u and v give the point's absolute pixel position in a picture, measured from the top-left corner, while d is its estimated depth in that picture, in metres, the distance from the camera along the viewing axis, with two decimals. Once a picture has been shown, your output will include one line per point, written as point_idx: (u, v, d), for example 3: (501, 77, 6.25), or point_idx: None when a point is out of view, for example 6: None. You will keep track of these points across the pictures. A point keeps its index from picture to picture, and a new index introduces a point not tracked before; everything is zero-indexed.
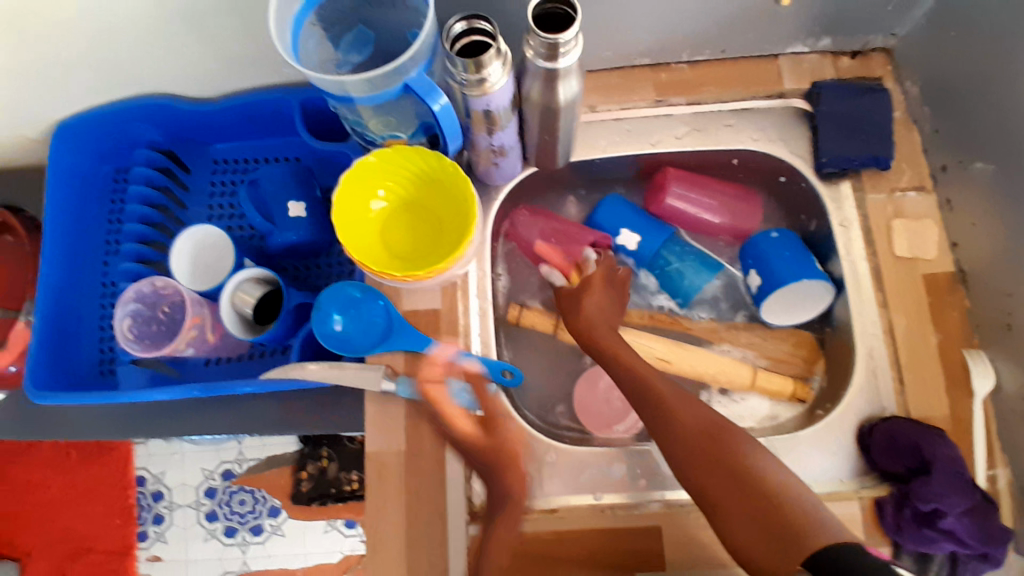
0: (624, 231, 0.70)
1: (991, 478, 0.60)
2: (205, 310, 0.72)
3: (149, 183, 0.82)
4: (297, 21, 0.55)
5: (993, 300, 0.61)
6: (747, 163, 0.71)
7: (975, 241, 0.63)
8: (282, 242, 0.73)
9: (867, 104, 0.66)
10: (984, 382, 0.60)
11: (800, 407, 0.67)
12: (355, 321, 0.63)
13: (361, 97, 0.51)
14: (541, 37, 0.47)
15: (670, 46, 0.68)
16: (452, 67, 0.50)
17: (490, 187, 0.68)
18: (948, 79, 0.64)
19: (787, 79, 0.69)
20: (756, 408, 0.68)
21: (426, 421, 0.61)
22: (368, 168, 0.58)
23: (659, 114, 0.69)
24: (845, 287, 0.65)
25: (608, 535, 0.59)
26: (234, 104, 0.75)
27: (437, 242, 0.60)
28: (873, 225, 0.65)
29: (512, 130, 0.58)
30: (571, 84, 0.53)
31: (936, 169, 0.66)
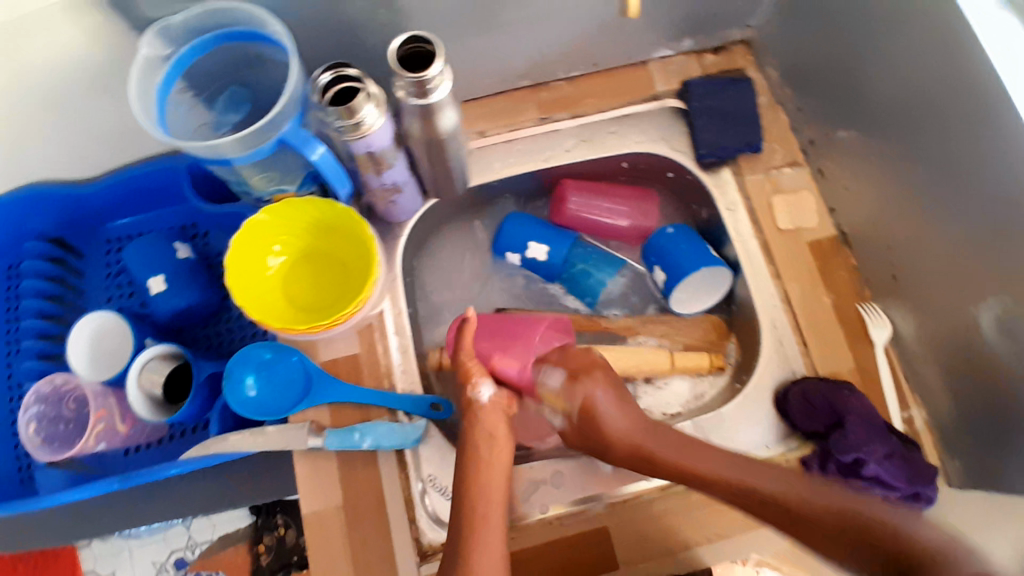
0: (531, 244, 0.72)
1: (909, 420, 0.65)
2: (110, 400, 0.70)
3: (40, 276, 0.76)
4: (161, 94, 0.54)
5: (875, 255, 0.66)
6: (636, 164, 0.74)
7: (849, 205, 0.68)
8: (167, 310, 0.71)
9: (733, 95, 0.71)
10: (881, 331, 0.65)
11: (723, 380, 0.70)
12: (269, 383, 0.61)
13: (238, 157, 0.51)
14: (408, 76, 0.48)
15: (546, 65, 0.71)
16: (325, 116, 0.50)
17: (393, 224, 0.69)
18: (800, 62, 0.70)
19: (658, 81, 0.73)
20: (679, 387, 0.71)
21: (361, 468, 0.60)
22: (259, 226, 0.57)
23: (546, 131, 0.72)
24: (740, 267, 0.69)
25: (564, 546, 0.60)
26: (120, 179, 0.73)
27: (342, 288, 0.59)
28: (756, 205, 0.70)
29: (401, 167, 0.59)
30: (449, 114, 0.54)
31: (805, 144, 0.72)
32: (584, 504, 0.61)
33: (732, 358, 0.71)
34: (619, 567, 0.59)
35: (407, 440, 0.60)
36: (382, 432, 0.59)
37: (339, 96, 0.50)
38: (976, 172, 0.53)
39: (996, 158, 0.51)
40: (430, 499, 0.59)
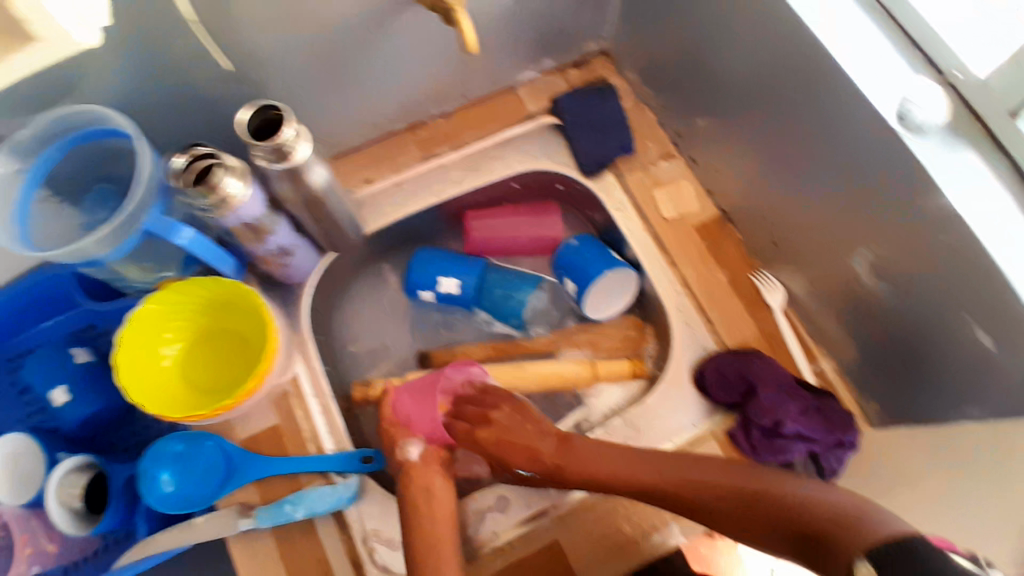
0: (442, 280, 0.73)
1: (821, 373, 0.69)
2: (32, 523, 0.63)
3: None
4: (20, 208, 0.52)
5: (756, 227, 0.70)
6: (526, 183, 0.76)
7: (724, 185, 0.72)
8: (75, 419, 0.68)
9: (599, 103, 0.74)
10: (776, 296, 0.70)
11: (642, 381, 0.72)
12: (189, 476, 0.58)
13: (107, 255, 0.49)
14: (262, 146, 0.49)
15: (417, 106, 0.73)
16: (189, 198, 0.50)
17: (293, 286, 0.68)
18: (651, 64, 0.74)
19: (528, 103, 0.76)
20: (610, 395, 0.72)
21: (300, 539, 0.58)
22: (149, 316, 0.55)
23: (431, 167, 0.74)
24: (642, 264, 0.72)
25: (519, 568, 0.60)
26: None
27: (247, 361, 0.59)
28: (641, 201, 0.73)
29: (286, 230, 0.60)
30: (318, 171, 0.56)
31: (675, 136, 0.76)
32: (531, 523, 0.61)
33: (649, 349, 0.74)
34: None
35: (341, 499, 0.59)
36: (316, 496, 0.58)
37: (198, 176, 0.50)
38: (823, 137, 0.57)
39: (831, 121, 0.55)
40: (377, 553, 0.59)
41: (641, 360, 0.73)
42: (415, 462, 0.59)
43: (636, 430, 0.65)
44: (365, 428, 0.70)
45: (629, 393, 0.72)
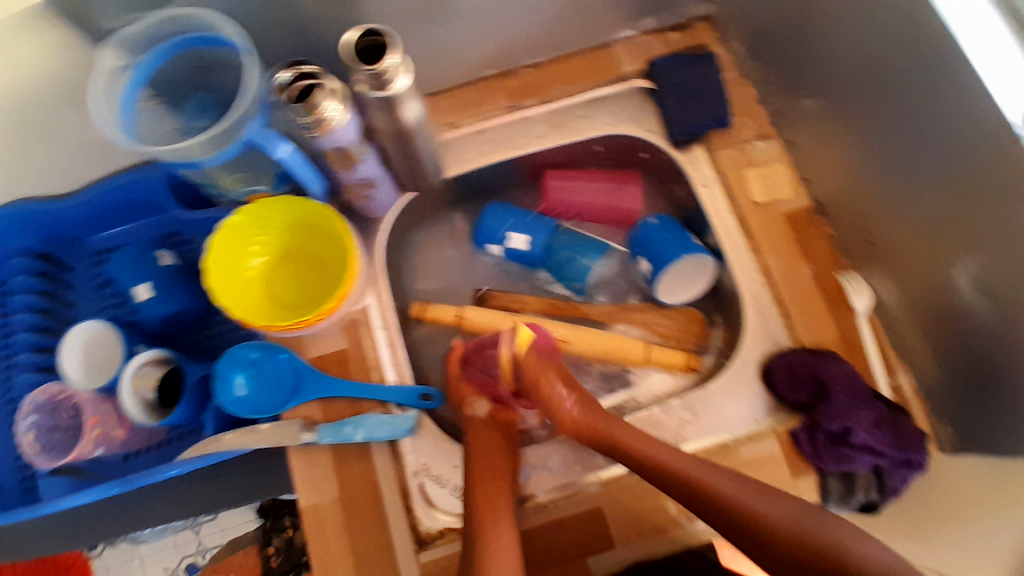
0: (511, 235, 0.72)
1: (898, 388, 0.65)
2: (104, 407, 0.72)
3: (31, 291, 0.78)
4: (127, 103, 0.54)
5: (851, 222, 0.67)
6: (610, 147, 0.74)
7: (823, 174, 0.68)
8: (157, 316, 0.72)
9: (701, 70, 0.70)
10: (862, 298, 0.65)
11: (695, 375, 0.70)
12: (259, 383, 0.63)
13: (207, 161, 0.51)
14: (365, 69, 0.48)
15: (510, 53, 0.71)
16: (290, 114, 0.51)
17: (371, 221, 0.69)
18: (763, 35, 0.70)
19: (625, 62, 0.73)
20: (657, 382, 0.71)
21: (355, 461, 0.61)
22: (237, 228, 0.58)
23: (517, 119, 0.72)
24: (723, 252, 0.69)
25: (558, 528, 0.60)
26: (94, 194, 0.73)
27: (325, 282, 0.61)
28: (731, 180, 0.69)
29: (374, 161, 0.60)
30: (412, 105, 0.55)
31: (776, 114, 0.72)
32: (580, 486, 0.62)
33: (715, 340, 0.72)
34: (614, 547, 0.59)
35: (399, 430, 0.61)
36: (375, 423, 0.61)
37: (300, 94, 0.51)
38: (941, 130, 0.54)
39: (957, 115, 0.52)
40: (426, 488, 0.61)
41: (699, 356, 0.71)
42: (481, 418, 0.63)
43: (694, 414, 0.64)
44: (421, 369, 0.71)
45: (676, 383, 0.70)
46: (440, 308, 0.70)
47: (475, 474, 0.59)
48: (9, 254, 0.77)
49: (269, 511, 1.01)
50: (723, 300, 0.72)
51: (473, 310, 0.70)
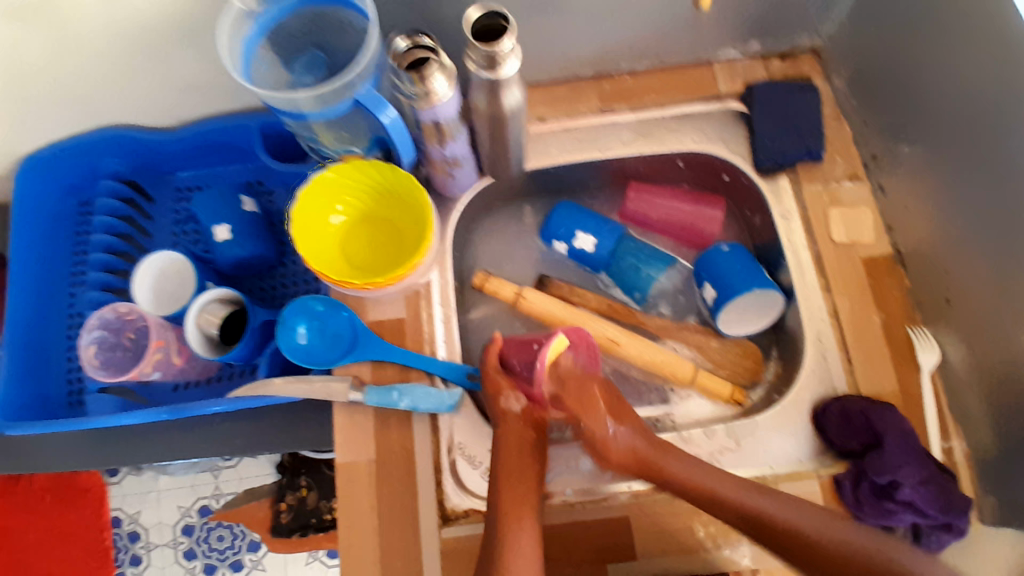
0: (579, 235, 0.73)
1: (948, 451, 0.61)
2: (169, 334, 0.72)
3: (112, 214, 0.83)
4: (250, 47, 0.57)
5: (932, 276, 0.64)
6: (692, 164, 0.74)
7: (910, 223, 0.66)
8: (231, 258, 0.75)
9: (798, 100, 0.70)
10: (930, 356, 0.63)
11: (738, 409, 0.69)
12: (319, 334, 0.65)
13: (313, 113, 0.54)
14: (480, 49, 0.50)
15: (611, 56, 0.72)
16: (399, 81, 0.53)
17: (448, 199, 0.71)
18: (874, 74, 0.69)
19: (722, 83, 0.73)
20: (697, 407, 0.70)
21: (395, 427, 0.62)
22: (326, 184, 0.60)
23: (606, 122, 0.73)
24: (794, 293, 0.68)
25: (579, 529, 0.60)
26: (193, 132, 0.77)
27: (398, 251, 0.63)
28: (813, 213, 0.69)
29: (463, 141, 0.61)
30: (514, 92, 0.56)
31: (868, 159, 0.71)
32: (610, 492, 0.61)
33: (767, 374, 0.71)
34: (636, 558, 0.59)
35: (443, 405, 0.61)
36: (420, 394, 0.61)
37: (412, 65, 0.52)
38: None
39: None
40: (458, 467, 0.61)
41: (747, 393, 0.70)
42: (515, 414, 0.60)
43: (736, 442, 0.63)
44: (469, 351, 0.72)
45: (716, 411, 0.69)
46: (502, 283, 0.71)
47: (500, 474, 0.56)
48: (101, 174, 0.82)
49: (287, 467, 1.03)
50: (783, 336, 0.71)
51: (533, 293, 0.70)
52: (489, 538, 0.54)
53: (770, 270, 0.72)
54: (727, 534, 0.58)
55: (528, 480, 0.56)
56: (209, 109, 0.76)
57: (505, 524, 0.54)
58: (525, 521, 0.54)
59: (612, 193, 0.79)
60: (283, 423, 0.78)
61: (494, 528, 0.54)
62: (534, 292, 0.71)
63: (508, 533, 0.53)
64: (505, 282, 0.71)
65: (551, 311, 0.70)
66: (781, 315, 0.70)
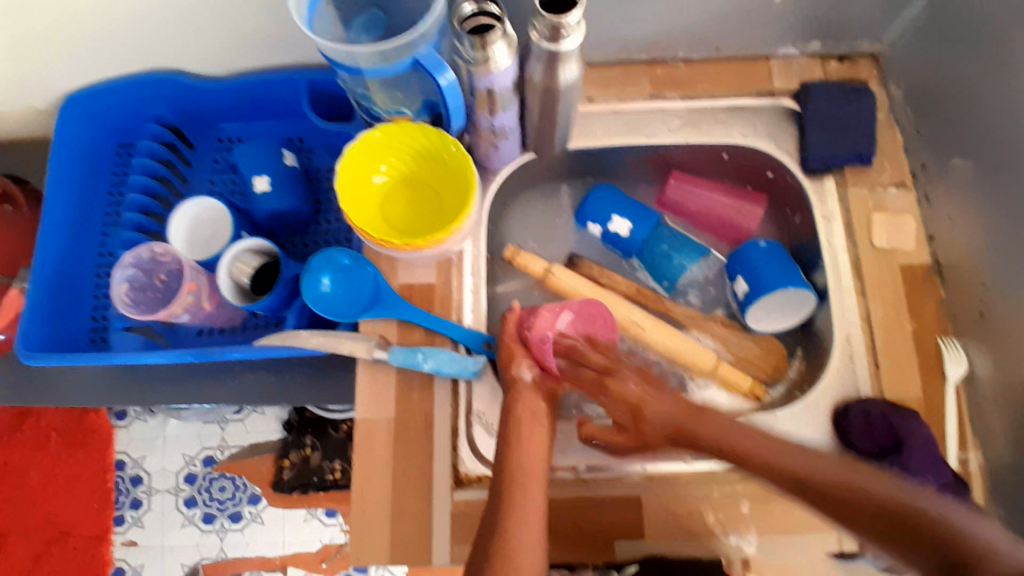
0: (615, 218, 0.72)
1: (963, 461, 0.61)
2: (202, 278, 0.73)
3: (153, 157, 0.83)
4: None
5: (968, 290, 0.64)
6: (737, 158, 0.73)
7: (951, 236, 0.66)
8: (267, 210, 0.75)
9: (854, 102, 0.69)
10: (957, 369, 0.63)
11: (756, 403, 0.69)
12: (343, 285, 0.66)
13: (371, 70, 0.53)
14: (547, 18, 0.49)
15: (669, 42, 0.71)
16: (460, 45, 0.52)
17: (488, 170, 0.70)
18: (932, 82, 0.68)
19: (777, 78, 0.72)
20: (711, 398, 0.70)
21: (418, 390, 0.63)
22: (373, 143, 0.60)
23: (655, 107, 0.72)
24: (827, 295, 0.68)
25: (589, 504, 0.60)
26: (242, 82, 0.77)
27: (438, 216, 0.63)
28: (854, 217, 0.68)
29: (514, 112, 0.60)
30: (572, 67, 0.55)
31: (916, 168, 0.70)
32: (623, 473, 0.61)
33: (790, 371, 0.71)
34: (644, 538, 0.59)
35: (466, 370, 0.62)
36: (445, 358, 0.61)
37: (475, 30, 0.52)
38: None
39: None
40: (476, 434, 0.62)
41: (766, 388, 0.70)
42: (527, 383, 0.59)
43: None
44: (494, 324, 0.72)
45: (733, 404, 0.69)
46: (532, 257, 0.71)
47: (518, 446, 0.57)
48: (145, 116, 0.81)
49: (293, 425, 1.04)
50: (810, 337, 0.71)
51: (563, 271, 0.71)
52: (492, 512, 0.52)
53: (803, 270, 0.72)
54: (737, 523, 0.59)
55: (535, 456, 0.54)
56: (259, 60, 0.76)
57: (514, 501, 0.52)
58: (531, 496, 0.52)
59: (650, 180, 0.78)
60: (301, 377, 0.78)
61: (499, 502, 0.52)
62: (564, 269, 0.71)
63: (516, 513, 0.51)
64: (535, 256, 0.72)
65: (579, 289, 0.70)
66: (809, 316, 0.70)
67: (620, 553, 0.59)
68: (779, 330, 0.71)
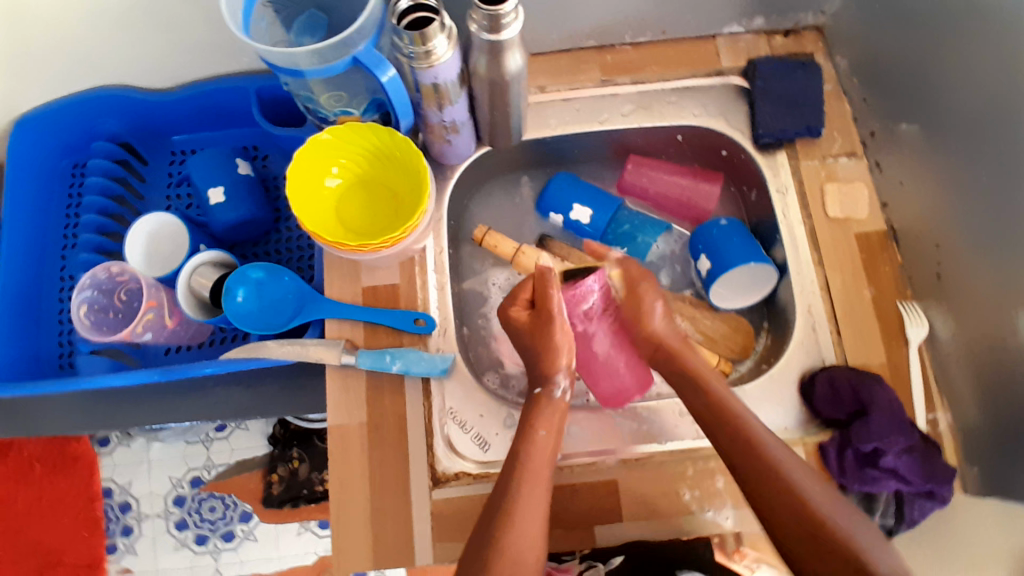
0: (576, 206, 0.73)
1: (934, 421, 0.62)
2: (162, 295, 0.73)
3: (105, 175, 0.82)
4: (248, 4, 0.55)
5: (923, 252, 0.65)
6: (691, 138, 0.74)
7: (904, 201, 0.67)
8: (225, 222, 0.74)
9: (800, 76, 0.70)
10: (918, 330, 0.64)
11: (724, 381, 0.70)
12: (257, 298, 0.67)
13: (311, 70, 0.53)
14: (483, 9, 0.50)
15: (615, 28, 0.72)
16: (399, 41, 0.52)
17: (445, 166, 0.70)
18: (874, 51, 0.69)
19: (725, 57, 0.73)
20: None
21: (389, 392, 0.62)
22: (323, 145, 0.60)
23: (606, 94, 0.73)
24: (787, 267, 0.69)
25: (567, 492, 0.61)
26: (189, 95, 0.76)
27: (393, 214, 0.63)
28: (808, 189, 0.69)
29: (463, 106, 0.60)
30: (515, 57, 0.56)
31: (866, 136, 0.71)
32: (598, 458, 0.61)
33: (757, 347, 0.72)
34: (623, 522, 0.60)
35: (435, 369, 0.62)
36: (413, 358, 0.61)
37: (414, 24, 0.52)
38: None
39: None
40: (449, 431, 0.61)
41: (733, 365, 0.71)
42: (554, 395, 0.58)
43: None
44: (463, 321, 0.72)
45: None
46: (501, 237, 0.71)
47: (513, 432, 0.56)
48: (95, 135, 0.81)
49: (279, 439, 1.02)
50: (775, 312, 0.71)
51: (531, 250, 0.70)
52: (492, 499, 0.51)
53: (764, 246, 0.73)
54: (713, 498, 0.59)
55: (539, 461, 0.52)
56: (205, 72, 0.75)
57: (512, 485, 0.51)
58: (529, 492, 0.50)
59: (610, 167, 0.79)
60: (274, 389, 0.78)
61: (503, 487, 0.51)
62: (533, 249, 0.71)
63: (515, 488, 0.51)
64: (505, 238, 0.71)
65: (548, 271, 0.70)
66: (773, 291, 0.71)
67: (601, 538, 0.59)
68: (743, 307, 0.72)
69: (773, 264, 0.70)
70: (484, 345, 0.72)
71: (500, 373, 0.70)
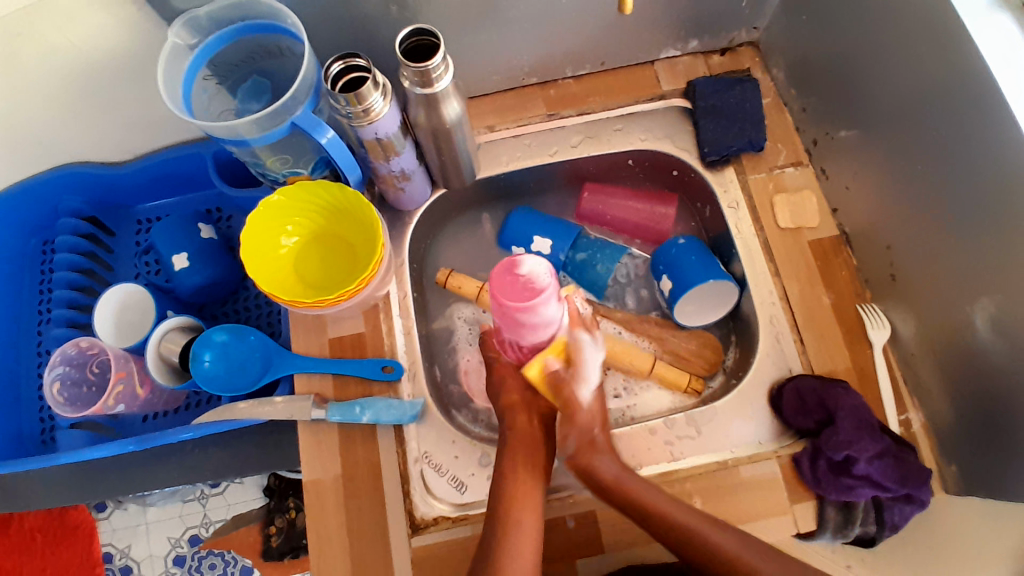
0: (536, 238, 0.74)
1: (906, 422, 0.63)
2: (131, 365, 0.74)
3: (74, 251, 0.82)
4: (188, 77, 0.57)
5: (876, 255, 0.66)
6: (641, 162, 0.76)
7: (850, 205, 0.68)
8: (191, 285, 0.76)
9: (738, 93, 0.72)
10: (880, 333, 0.65)
11: (697, 399, 0.70)
12: (225, 361, 0.68)
13: (254, 139, 0.55)
14: (412, 67, 0.51)
15: (555, 64, 0.74)
16: (336, 103, 0.54)
17: (402, 212, 0.72)
18: (805, 62, 0.71)
19: (664, 81, 0.75)
20: (657, 399, 0.71)
21: (361, 441, 0.63)
22: (275, 207, 0.61)
23: (553, 127, 0.74)
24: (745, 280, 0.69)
25: (547, 526, 0.61)
26: (150, 163, 0.79)
27: (349, 268, 0.64)
28: (758, 203, 0.70)
29: (409, 155, 0.62)
30: (452, 105, 0.57)
31: (809, 144, 0.73)
32: (574, 490, 0.62)
33: (727, 362, 0.72)
34: (605, 552, 0.59)
35: (405, 416, 0.62)
36: (382, 407, 0.62)
37: (347, 86, 0.53)
38: (959, 166, 0.54)
39: (977, 161, 0.52)
40: (425, 475, 0.62)
41: (705, 382, 0.71)
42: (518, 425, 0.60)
43: (697, 430, 0.64)
44: (435, 362, 0.73)
45: (676, 401, 0.71)
46: (465, 277, 0.73)
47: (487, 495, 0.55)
48: (62, 212, 0.82)
49: (274, 490, 1.02)
50: (741, 325, 0.72)
51: None
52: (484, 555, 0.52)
53: (723, 260, 0.74)
54: None
55: (529, 516, 0.54)
56: (164, 140, 0.78)
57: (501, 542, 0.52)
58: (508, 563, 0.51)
59: (568, 195, 0.80)
60: (255, 446, 0.78)
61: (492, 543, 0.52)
62: None
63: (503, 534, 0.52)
64: (467, 278, 0.73)
65: None
66: (736, 305, 0.72)
67: (584, 570, 0.59)
68: (709, 324, 0.72)
69: (733, 279, 0.70)
70: (456, 384, 0.72)
71: (475, 409, 0.71)
